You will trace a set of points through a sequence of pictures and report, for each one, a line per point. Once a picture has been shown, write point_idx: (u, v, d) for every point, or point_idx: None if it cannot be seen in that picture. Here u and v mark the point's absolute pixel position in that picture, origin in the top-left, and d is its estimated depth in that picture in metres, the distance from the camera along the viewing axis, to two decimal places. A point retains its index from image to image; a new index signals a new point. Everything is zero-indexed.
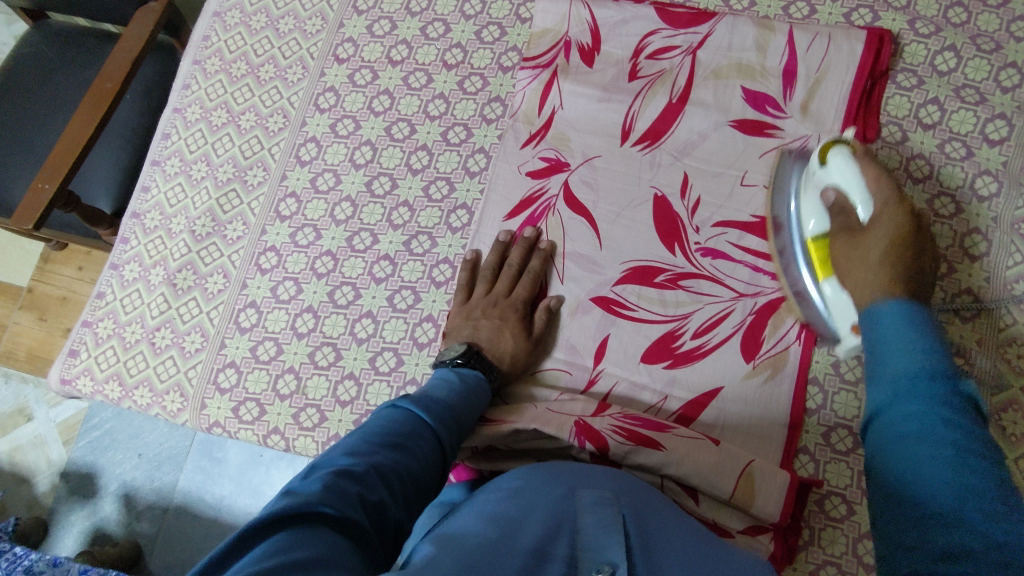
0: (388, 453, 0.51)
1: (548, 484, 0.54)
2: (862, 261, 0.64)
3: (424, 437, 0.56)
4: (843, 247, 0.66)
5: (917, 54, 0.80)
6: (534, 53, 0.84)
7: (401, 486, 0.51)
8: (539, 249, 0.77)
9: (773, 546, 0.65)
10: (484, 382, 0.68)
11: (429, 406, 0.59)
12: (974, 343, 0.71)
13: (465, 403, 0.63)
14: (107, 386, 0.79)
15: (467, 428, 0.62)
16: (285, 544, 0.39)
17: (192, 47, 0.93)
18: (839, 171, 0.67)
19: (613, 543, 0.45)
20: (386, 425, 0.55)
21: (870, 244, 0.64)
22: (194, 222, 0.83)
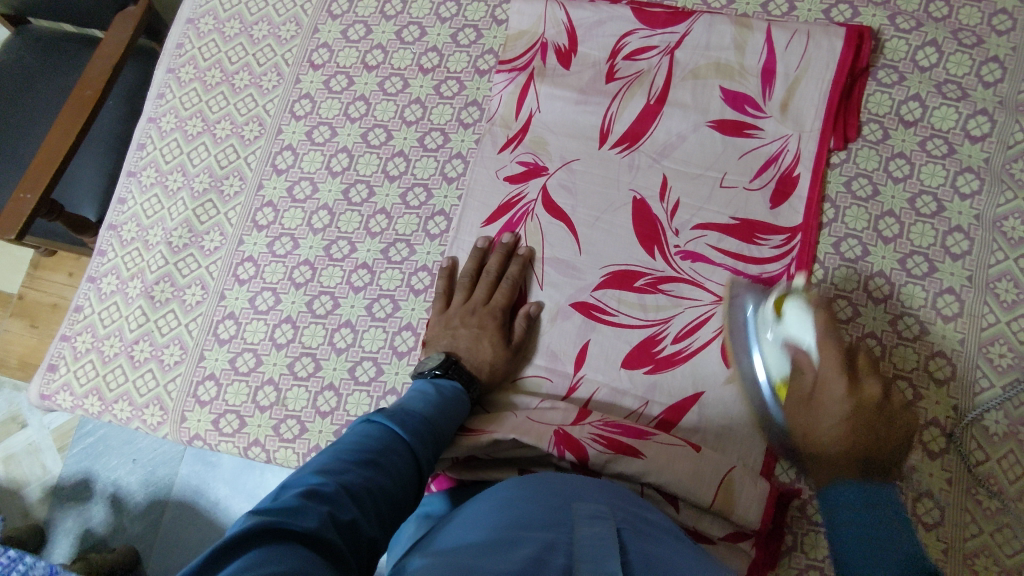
0: (361, 470, 0.51)
1: (543, 495, 0.54)
2: (820, 419, 0.61)
3: (398, 452, 0.56)
4: (797, 410, 0.63)
5: (898, 50, 0.79)
6: (510, 56, 0.83)
7: (373, 503, 0.50)
8: (517, 255, 0.76)
9: (755, 552, 0.65)
10: (462, 393, 0.67)
11: (404, 420, 0.59)
12: (957, 344, 0.70)
13: (441, 415, 0.63)
14: (86, 401, 0.78)
15: (444, 440, 0.62)
16: (257, 561, 0.38)
17: (166, 55, 0.92)
18: (796, 334, 0.64)
19: (610, 556, 0.44)
20: (359, 442, 0.54)
21: (824, 433, 0.60)
22: (171, 233, 0.83)
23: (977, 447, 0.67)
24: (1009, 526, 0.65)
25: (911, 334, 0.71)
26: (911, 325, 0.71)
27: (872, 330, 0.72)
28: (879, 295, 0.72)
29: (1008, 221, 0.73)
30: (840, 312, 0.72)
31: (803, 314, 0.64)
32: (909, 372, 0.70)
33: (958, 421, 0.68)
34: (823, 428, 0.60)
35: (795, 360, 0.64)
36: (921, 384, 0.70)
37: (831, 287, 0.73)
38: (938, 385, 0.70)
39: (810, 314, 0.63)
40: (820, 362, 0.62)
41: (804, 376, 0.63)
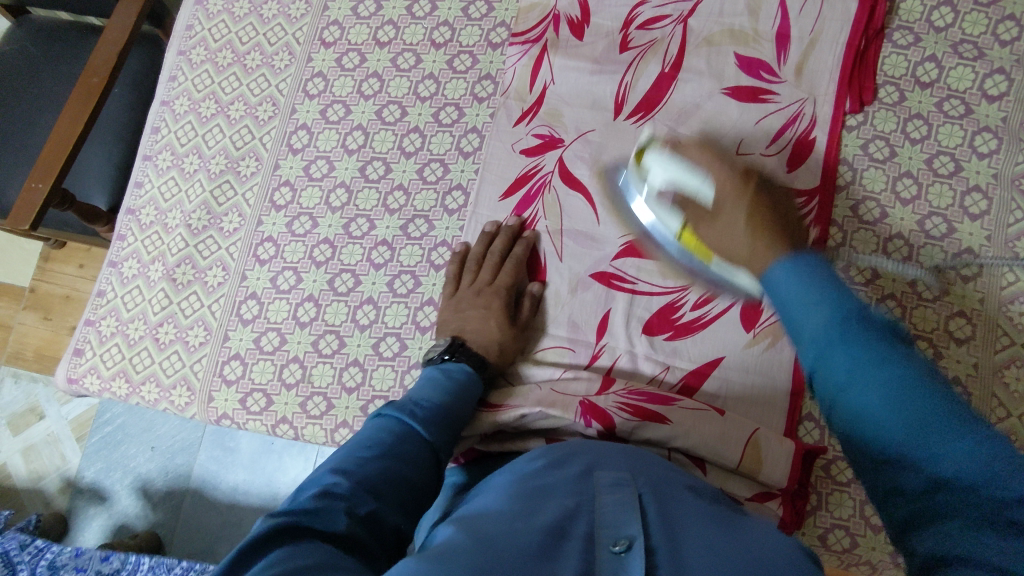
0: (376, 462, 0.52)
1: (565, 463, 0.54)
2: (733, 229, 0.61)
3: (415, 441, 0.56)
4: (708, 237, 0.64)
5: (913, 11, 0.79)
6: (523, 28, 0.82)
7: (392, 492, 0.51)
8: (522, 237, 0.76)
9: (781, 510, 0.66)
10: (474, 374, 0.68)
11: (416, 409, 0.59)
12: (977, 302, 0.71)
13: (455, 400, 0.63)
14: (114, 383, 0.79)
15: (461, 423, 0.63)
16: (282, 555, 0.40)
17: (176, 37, 0.91)
18: (663, 173, 0.68)
19: (631, 521, 0.45)
20: (374, 436, 0.56)
21: (736, 212, 0.62)
22: (190, 215, 0.83)
23: (998, 404, 0.68)
24: None
25: (931, 295, 0.72)
26: (931, 286, 0.72)
27: (892, 290, 0.72)
28: (899, 257, 0.73)
29: None
30: (861, 274, 0.73)
31: (660, 156, 0.69)
32: (930, 333, 0.71)
33: (979, 377, 0.69)
34: (733, 226, 0.62)
35: (678, 190, 0.66)
36: (942, 343, 0.70)
37: (851, 250, 0.74)
38: (958, 345, 0.70)
39: (674, 155, 0.68)
40: (711, 181, 0.65)
41: (698, 206, 0.65)
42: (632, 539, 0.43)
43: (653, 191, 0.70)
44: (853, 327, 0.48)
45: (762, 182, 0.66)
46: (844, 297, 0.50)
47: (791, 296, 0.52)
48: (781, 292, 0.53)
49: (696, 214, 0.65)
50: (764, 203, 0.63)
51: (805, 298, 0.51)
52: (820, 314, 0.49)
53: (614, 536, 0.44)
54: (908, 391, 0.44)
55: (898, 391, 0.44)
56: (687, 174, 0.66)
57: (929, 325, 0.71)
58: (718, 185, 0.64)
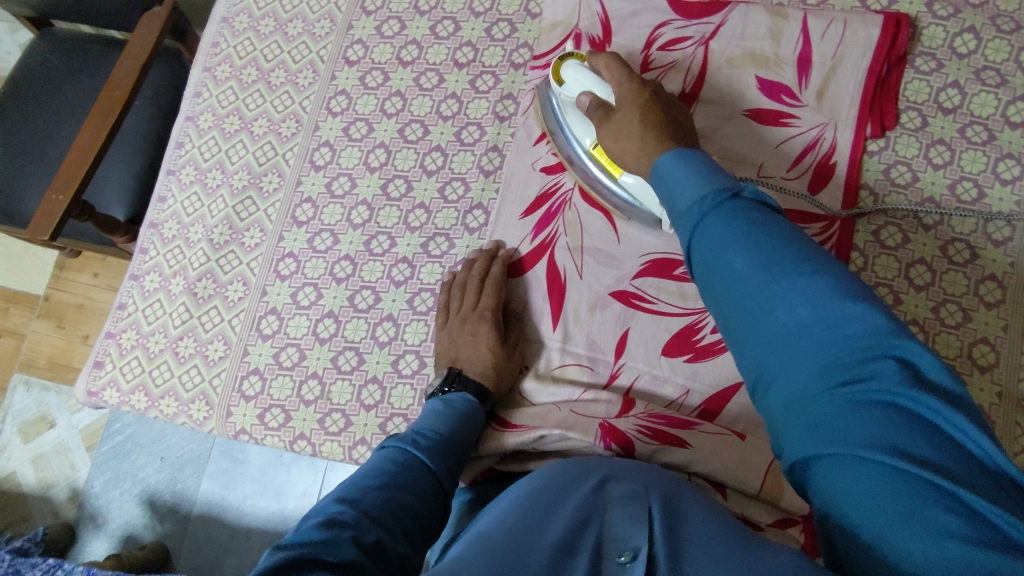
0: (378, 493, 0.52)
1: (580, 479, 0.53)
2: (629, 135, 0.63)
3: (417, 470, 0.57)
4: (608, 137, 0.66)
5: (936, 37, 0.79)
6: (545, 49, 0.83)
7: (397, 521, 0.50)
8: (499, 257, 0.76)
9: (803, 537, 0.65)
10: (475, 403, 0.68)
11: (415, 441, 0.60)
12: (1001, 329, 0.70)
13: (457, 430, 0.64)
14: (133, 397, 0.79)
15: (463, 454, 0.63)
16: None
17: (202, 54, 0.93)
18: (577, 84, 0.70)
19: (638, 532, 0.44)
20: (379, 466, 0.56)
21: (632, 113, 0.64)
22: (212, 230, 0.84)
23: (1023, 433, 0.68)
24: None
25: (953, 321, 0.71)
26: (953, 312, 0.71)
27: (914, 316, 0.72)
28: (921, 282, 0.73)
29: None
30: (882, 299, 0.73)
31: (578, 68, 0.70)
32: (952, 359, 0.70)
33: (1002, 405, 0.69)
34: (627, 125, 0.64)
35: (593, 97, 0.68)
36: (965, 371, 0.70)
37: (873, 275, 0.74)
38: (982, 372, 0.70)
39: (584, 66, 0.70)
40: (617, 96, 0.66)
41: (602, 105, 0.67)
42: (639, 547, 0.42)
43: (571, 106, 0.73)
44: (729, 205, 0.47)
45: (662, 90, 0.67)
46: (717, 180, 0.49)
47: (675, 182, 0.52)
48: (667, 180, 0.52)
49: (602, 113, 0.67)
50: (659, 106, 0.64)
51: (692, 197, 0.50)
52: (698, 193, 0.49)
53: (620, 548, 0.43)
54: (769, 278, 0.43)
55: (757, 249, 0.44)
56: (594, 81, 0.68)
57: (952, 351, 0.71)
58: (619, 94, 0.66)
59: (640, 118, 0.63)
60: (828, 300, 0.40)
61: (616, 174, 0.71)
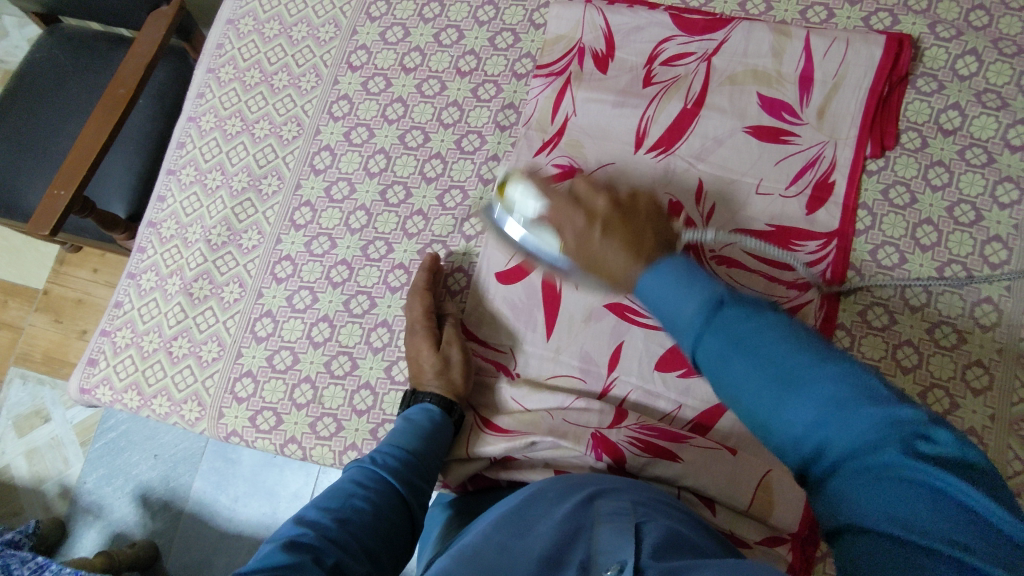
0: (339, 518, 0.55)
1: (565, 495, 0.53)
2: (594, 254, 0.57)
3: (379, 492, 0.59)
4: (574, 245, 0.59)
5: (937, 58, 0.79)
6: (548, 59, 0.83)
7: (357, 542, 0.54)
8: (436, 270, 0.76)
9: (791, 556, 0.64)
10: (444, 413, 0.69)
11: (380, 462, 0.62)
12: (995, 352, 0.70)
13: (426, 445, 0.66)
14: (126, 395, 0.79)
15: (432, 469, 0.65)
16: None
17: (206, 55, 0.93)
18: (525, 205, 0.66)
19: (625, 544, 0.43)
20: (341, 490, 0.59)
21: (594, 241, 0.56)
22: (210, 231, 0.84)
23: (1015, 457, 0.67)
24: None
25: (948, 343, 0.71)
26: (948, 333, 0.71)
27: (908, 337, 0.72)
28: (916, 303, 0.73)
29: None
30: (877, 319, 0.73)
31: (525, 194, 0.66)
32: (946, 382, 0.70)
33: (993, 428, 0.68)
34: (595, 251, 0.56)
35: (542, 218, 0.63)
36: (958, 393, 0.70)
37: (868, 294, 0.73)
38: (975, 395, 0.69)
39: (533, 185, 0.66)
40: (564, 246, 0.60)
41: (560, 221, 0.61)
42: (624, 561, 0.41)
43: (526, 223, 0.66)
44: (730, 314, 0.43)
45: (608, 194, 0.60)
46: (698, 290, 0.45)
47: (658, 293, 0.47)
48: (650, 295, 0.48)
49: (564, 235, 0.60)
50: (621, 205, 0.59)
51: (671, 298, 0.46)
52: (689, 304, 0.44)
53: (608, 561, 0.42)
54: (786, 386, 0.39)
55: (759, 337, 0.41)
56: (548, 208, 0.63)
57: (946, 373, 0.70)
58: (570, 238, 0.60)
59: (606, 246, 0.55)
60: (842, 402, 0.37)
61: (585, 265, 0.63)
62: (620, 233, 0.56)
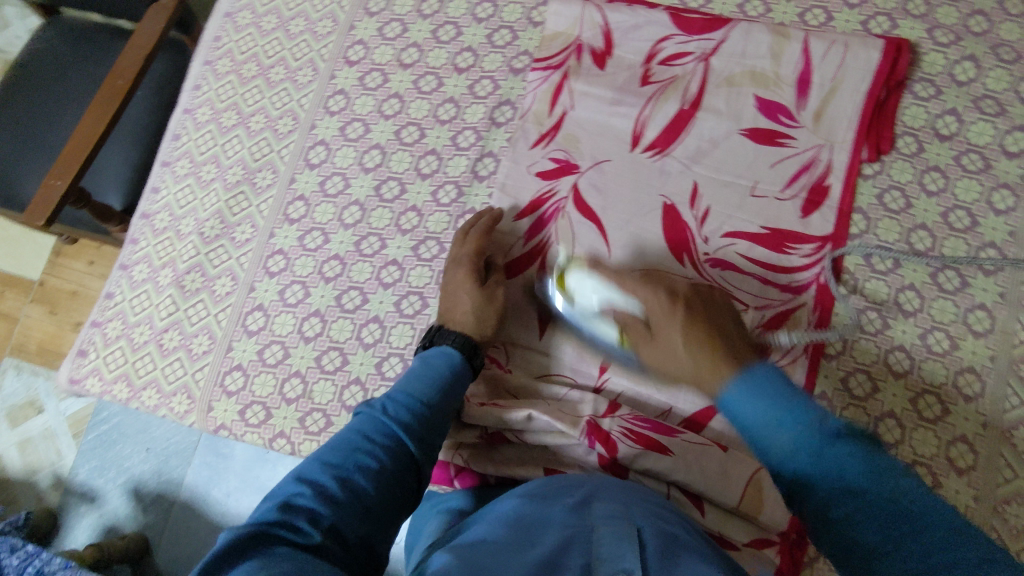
0: (342, 473, 0.51)
1: (562, 497, 0.53)
2: (671, 353, 0.61)
3: (386, 444, 0.55)
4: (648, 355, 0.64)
5: (936, 63, 0.79)
6: (546, 55, 0.83)
7: (360, 500, 0.49)
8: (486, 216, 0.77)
9: (779, 559, 0.64)
10: (456, 360, 0.65)
11: (389, 411, 0.57)
12: (988, 359, 0.70)
13: (437, 395, 0.61)
14: (115, 387, 0.79)
15: (445, 418, 0.60)
16: None
17: (203, 48, 0.93)
18: (589, 291, 0.67)
19: (627, 553, 0.42)
20: (346, 439, 0.54)
21: (671, 334, 0.62)
22: (203, 224, 0.84)
23: (1005, 464, 0.67)
24: None
25: (941, 349, 0.71)
26: (941, 339, 0.71)
27: (901, 342, 0.71)
28: (909, 308, 0.72)
29: None
30: (870, 323, 0.72)
31: (583, 278, 0.68)
32: (938, 388, 0.70)
33: (986, 435, 0.68)
34: (674, 350, 0.61)
35: (615, 309, 0.66)
36: (950, 400, 0.69)
37: (861, 299, 0.73)
38: (967, 402, 0.69)
39: (594, 273, 0.68)
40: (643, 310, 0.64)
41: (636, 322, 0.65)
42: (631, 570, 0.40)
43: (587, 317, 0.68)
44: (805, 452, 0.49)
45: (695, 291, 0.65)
46: (787, 391, 0.52)
47: (749, 415, 0.53)
48: (741, 409, 0.53)
49: (635, 332, 0.65)
50: (705, 313, 0.62)
51: (762, 418, 0.52)
52: (782, 420, 0.51)
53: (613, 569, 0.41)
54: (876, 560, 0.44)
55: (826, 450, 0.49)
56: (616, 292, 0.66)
57: (938, 379, 0.70)
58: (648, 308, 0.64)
59: (684, 338, 0.60)
60: (904, 498, 0.46)
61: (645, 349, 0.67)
62: (700, 331, 0.60)
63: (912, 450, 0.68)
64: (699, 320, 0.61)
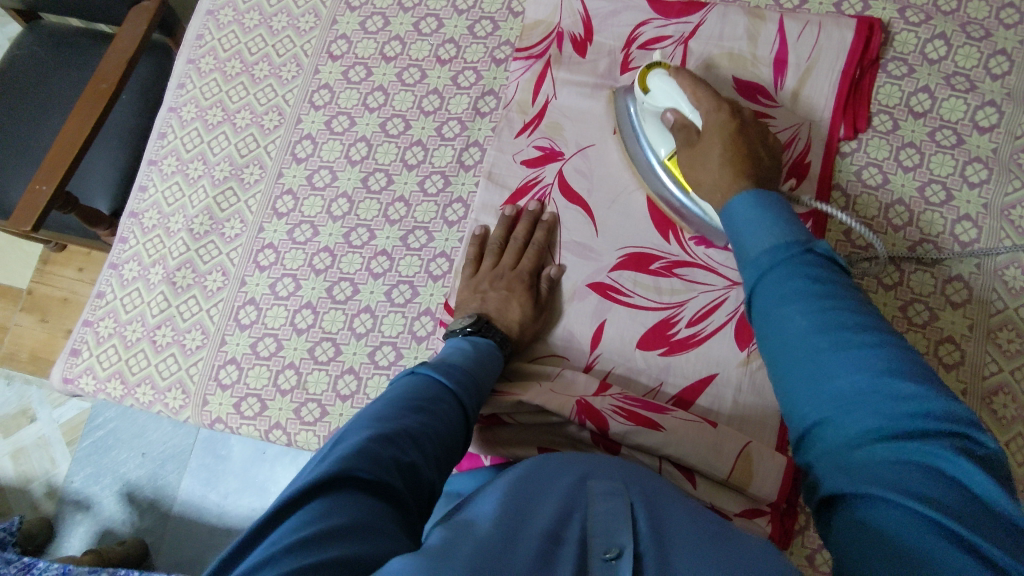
0: (415, 417, 0.51)
1: (560, 470, 0.52)
2: (702, 166, 0.66)
3: (447, 401, 0.56)
4: (689, 160, 0.68)
5: (908, 42, 0.81)
6: (527, 44, 0.84)
7: (430, 446, 0.50)
8: (541, 220, 0.77)
9: (771, 528, 0.65)
10: (496, 351, 0.68)
11: (448, 372, 0.58)
12: (965, 328, 0.72)
13: (482, 370, 0.63)
14: (109, 384, 0.80)
15: (487, 391, 0.62)
16: (322, 510, 0.39)
17: (186, 46, 0.93)
18: (664, 94, 0.72)
19: (623, 533, 0.44)
20: (408, 393, 0.54)
21: (707, 152, 0.66)
22: (192, 220, 0.84)
23: (985, 429, 0.69)
24: None
25: (920, 320, 0.73)
26: (920, 311, 0.73)
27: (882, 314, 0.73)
28: (889, 281, 0.74)
29: (1016, 211, 0.74)
30: None
31: (664, 79, 0.72)
32: (918, 357, 0.72)
33: (966, 402, 0.70)
34: (705, 163, 0.66)
35: (679, 113, 0.70)
36: (930, 368, 0.71)
37: None
38: (947, 370, 0.71)
39: (671, 78, 0.71)
40: (703, 121, 0.68)
41: (687, 132, 0.69)
42: (624, 546, 0.43)
43: (654, 111, 0.73)
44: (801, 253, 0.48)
45: (752, 124, 0.68)
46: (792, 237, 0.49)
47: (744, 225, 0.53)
48: (737, 224, 0.53)
49: (688, 140, 0.69)
50: (743, 136, 0.66)
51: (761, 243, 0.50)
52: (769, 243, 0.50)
53: (605, 545, 0.43)
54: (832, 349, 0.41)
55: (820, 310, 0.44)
56: (681, 97, 0.70)
57: (918, 349, 0.72)
58: (704, 113, 0.68)
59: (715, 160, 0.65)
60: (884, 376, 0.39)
61: (684, 187, 0.70)
62: (733, 149, 0.64)
63: None
64: (738, 141, 0.65)
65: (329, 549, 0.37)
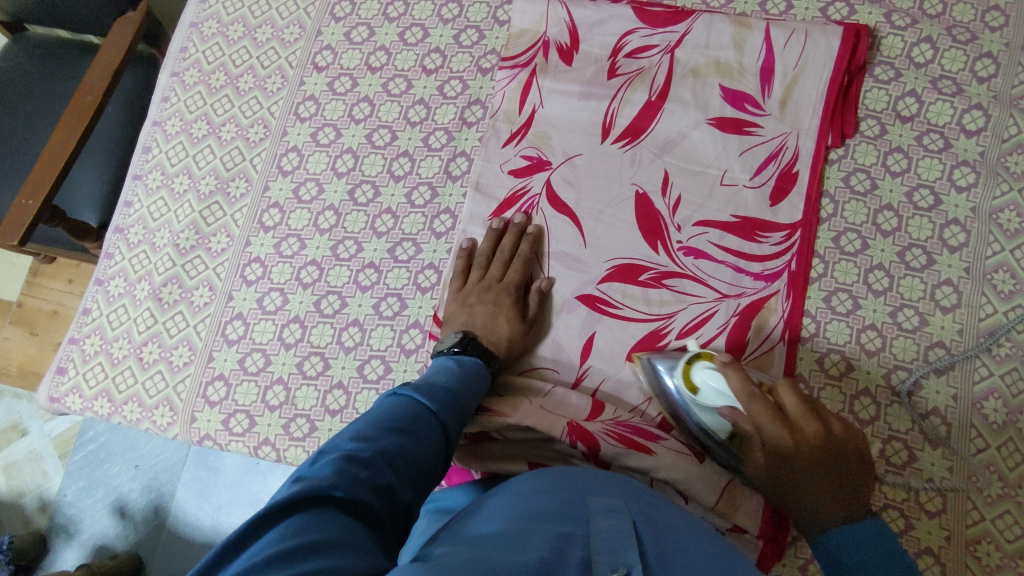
0: (395, 437, 0.51)
1: (560, 487, 0.52)
2: (794, 481, 0.59)
3: (428, 421, 0.55)
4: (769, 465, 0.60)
5: (894, 47, 0.81)
6: (513, 53, 0.84)
7: (409, 468, 0.50)
8: (527, 232, 0.77)
9: (763, 543, 0.65)
10: (482, 367, 0.67)
11: (431, 392, 0.58)
12: (956, 334, 0.72)
13: (466, 388, 0.63)
14: (96, 403, 0.79)
15: (469, 411, 0.62)
16: (300, 526, 0.39)
17: (171, 59, 0.93)
18: (717, 395, 0.63)
19: (628, 551, 0.43)
20: (389, 412, 0.54)
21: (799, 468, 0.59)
22: (178, 235, 0.83)
23: (977, 435, 0.69)
24: (1010, 512, 0.66)
25: (911, 325, 0.72)
26: (910, 316, 0.73)
27: (872, 321, 0.73)
28: (879, 287, 0.74)
29: (1004, 214, 0.74)
30: (842, 304, 0.74)
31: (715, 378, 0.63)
32: (909, 363, 0.71)
33: (957, 408, 0.70)
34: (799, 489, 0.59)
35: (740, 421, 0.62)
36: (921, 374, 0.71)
37: (832, 281, 0.74)
38: (938, 375, 0.71)
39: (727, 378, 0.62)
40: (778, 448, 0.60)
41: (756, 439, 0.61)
42: (631, 568, 0.41)
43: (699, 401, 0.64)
44: None
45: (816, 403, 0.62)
46: None
47: None
48: None
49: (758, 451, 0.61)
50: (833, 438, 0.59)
51: None
52: None
53: (612, 563, 0.42)
54: None
55: None
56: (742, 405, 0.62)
57: (909, 355, 0.72)
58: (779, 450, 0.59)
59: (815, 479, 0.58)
60: None
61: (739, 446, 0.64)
62: (831, 467, 0.59)
63: (887, 426, 0.70)
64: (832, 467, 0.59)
65: (309, 563, 0.36)
